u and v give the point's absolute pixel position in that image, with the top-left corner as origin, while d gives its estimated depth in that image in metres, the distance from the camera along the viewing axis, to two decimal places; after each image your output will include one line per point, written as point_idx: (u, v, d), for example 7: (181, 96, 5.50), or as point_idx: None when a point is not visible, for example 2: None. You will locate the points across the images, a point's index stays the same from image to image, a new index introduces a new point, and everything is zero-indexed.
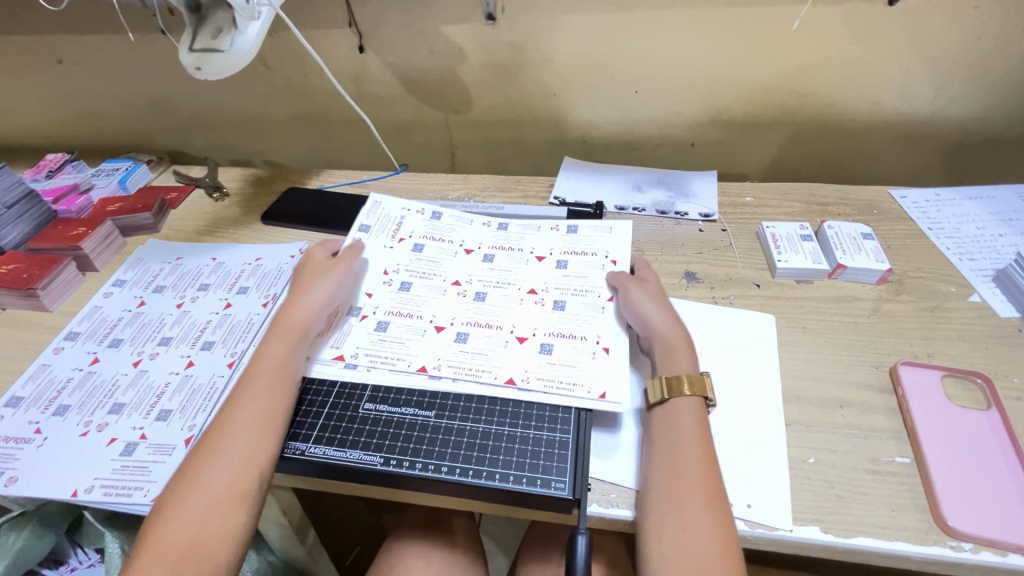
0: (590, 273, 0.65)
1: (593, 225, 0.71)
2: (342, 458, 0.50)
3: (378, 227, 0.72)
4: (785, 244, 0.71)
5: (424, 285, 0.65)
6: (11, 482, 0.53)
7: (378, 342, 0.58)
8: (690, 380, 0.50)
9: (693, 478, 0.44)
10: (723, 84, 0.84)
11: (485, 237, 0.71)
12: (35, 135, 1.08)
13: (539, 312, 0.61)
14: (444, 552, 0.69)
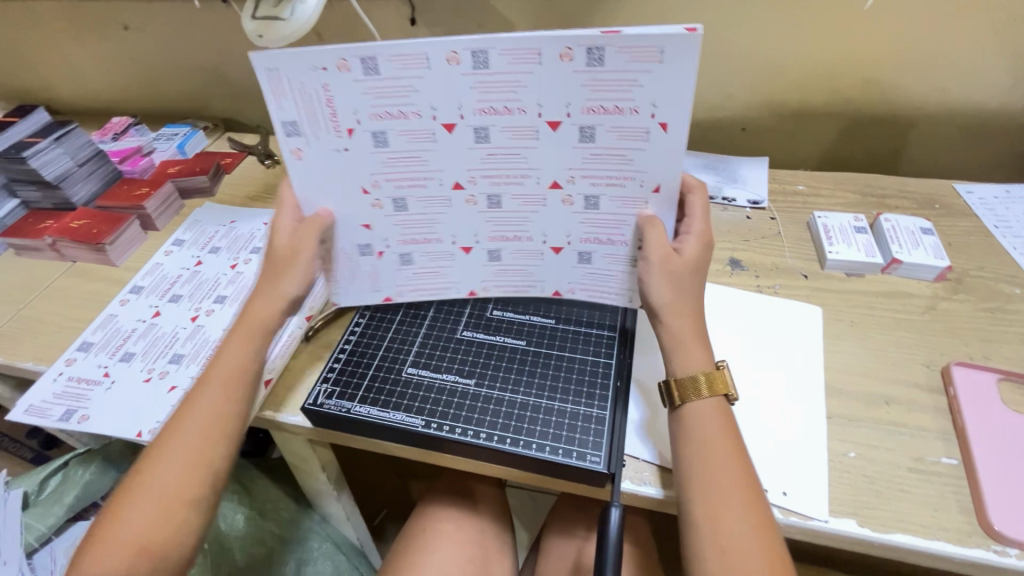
0: (629, 144, 0.46)
1: (636, 37, 0.40)
2: (385, 418, 0.52)
3: (303, 122, 0.47)
4: (837, 236, 0.69)
5: (421, 198, 0.52)
6: (84, 419, 0.58)
7: (413, 275, 0.58)
8: (707, 379, 0.46)
9: (724, 475, 0.42)
10: (779, 66, 0.81)
11: (457, 95, 0.44)
12: (99, 99, 1.14)
13: (570, 214, 0.51)
14: (473, 518, 0.71)
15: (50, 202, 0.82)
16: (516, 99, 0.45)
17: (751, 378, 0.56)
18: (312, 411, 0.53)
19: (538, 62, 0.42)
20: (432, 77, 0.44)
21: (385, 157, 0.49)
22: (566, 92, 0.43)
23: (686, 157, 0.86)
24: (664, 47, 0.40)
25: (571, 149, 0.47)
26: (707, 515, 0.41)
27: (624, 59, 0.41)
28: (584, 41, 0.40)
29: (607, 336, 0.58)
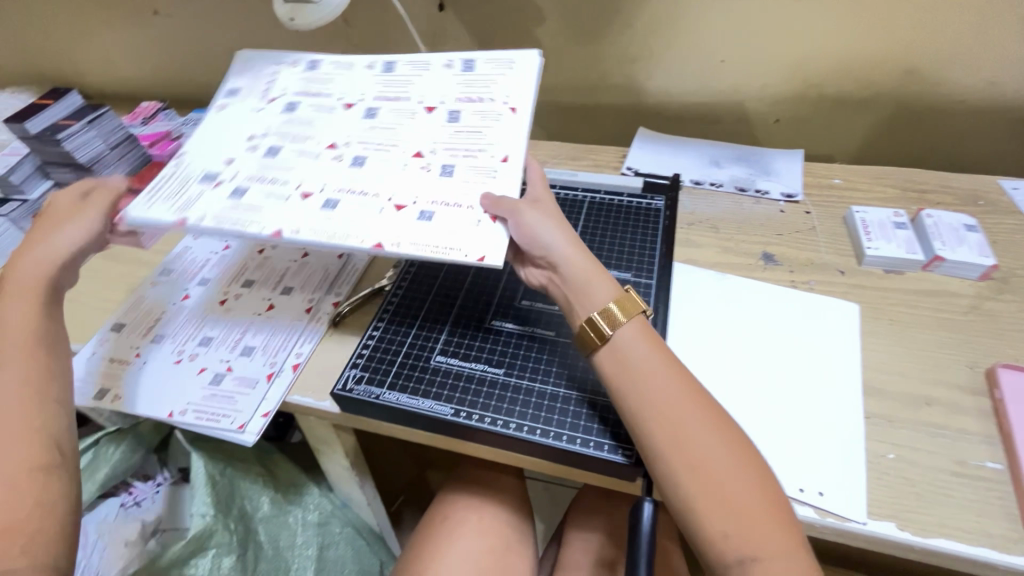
0: (487, 125, 0.55)
1: (493, 60, 0.59)
2: (415, 406, 0.52)
3: (253, 90, 0.64)
4: (876, 231, 0.67)
5: (294, 148, 0.57)
6: (117, 398, 0.59)
7: (230, 209, 0.53)
8: (620, 304, 0.48)
9: (677, 395, 0.44)
10: (816, 55, 0.78)
11: (368, 86, 0.61)
12: (129, 84, 1.15)
13: (422, 178, 0.53)
14: (495, 508, 0.71)
15: (83, 183, 0.83)
16: (406, 92, 0.60)
17: (787, 376, 0.54)
18: (342, 397, 0.53)
19: (429, 68, 0.61)
20: (352, 74, 0.62)
21: (286, 120, 0.60)
22: (442, 90, 0.59)
23: (718, 149, 0.84)
24: (518, 61, 0.58)
25: (437, 126, 0.56)
26: (682, 439, 0.43)
27: (486, 69, 0.59)
28: (462, 58, 0.60)
29: None
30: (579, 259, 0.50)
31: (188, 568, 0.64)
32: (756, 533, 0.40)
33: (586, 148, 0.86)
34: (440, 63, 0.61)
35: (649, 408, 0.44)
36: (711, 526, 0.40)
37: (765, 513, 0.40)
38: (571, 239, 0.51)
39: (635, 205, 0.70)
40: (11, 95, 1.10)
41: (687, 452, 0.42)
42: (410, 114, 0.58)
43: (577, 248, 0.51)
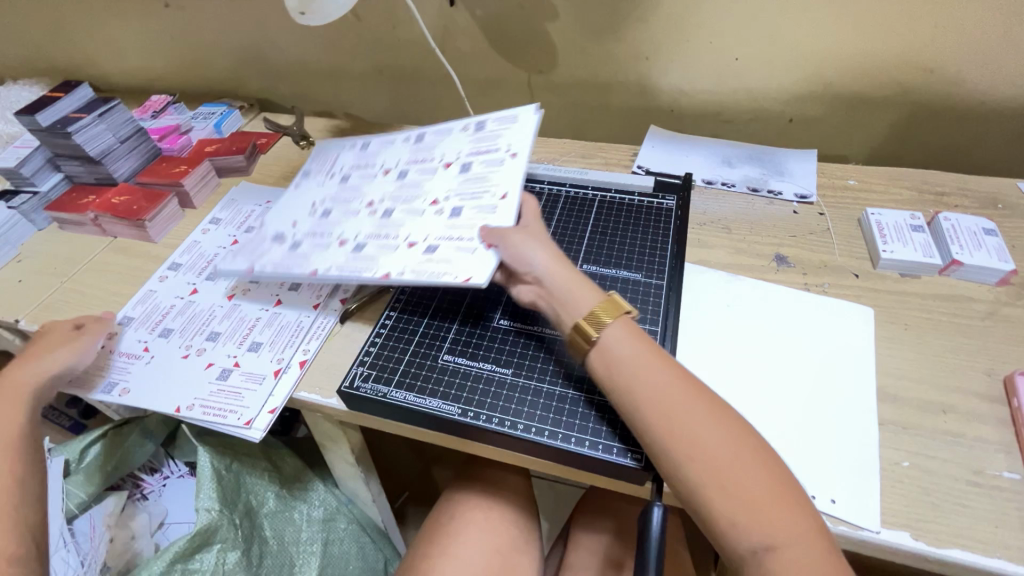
0: (492, 169, 0.60)
1: (501, 119, 0.66)
2: (421, 404, 0.51)
3: (317, 171, 0.75)
4: (892, 234, 0.66)
5: (342, 210, 0.65)
6: (124, 392, 0.59)
7: (286, 257, 0.61)
8: (604, 307, 0.48)
9: (676, 390, 0.43)
10: (833, 54, 0.77)
11: (404, 155, 0.69)
12: (140, 77, 1.15)
13: (435, 221, 0.57)
14: (500, 507, 0.70)
15: (93, 176, 0.84)
16: (433, 155, 0.67)
17: (799, 380, 0.53)
18: (349, 395, 0.53)
19: (451, 134, 0.69)
20: (393, 150, 0.71)
21: (341, 189, 0.69)
22: (458, 148, 0.65)
23: (730, 148, 0.83)
24: (519, 116, 0.64)
25: (451, 177, 0.62)
26: (685, 433, 0.41)
27: (494, 126, 0.65)
28: (476, 121, 0.67)
29: (648, 330, 0.55)
30: (566, 273, 0.51)
31: (194, 563, 0.63)
32: (772, 521, 0.38)
33: (596, 146, 0.86)
34: (460, 130, 0.68)
35: (647, 404, 0.43)
36: (725, 517, 0.39)
37: (779, 499, 0.39)
38: (555, 254, 0.52)
39: (645, 204, 0.69)
40: (23, 87, 1.10)
41: (691, 444, 0.41)
42: (433, 171, 0.64)
43: (563, 264, 0.52)
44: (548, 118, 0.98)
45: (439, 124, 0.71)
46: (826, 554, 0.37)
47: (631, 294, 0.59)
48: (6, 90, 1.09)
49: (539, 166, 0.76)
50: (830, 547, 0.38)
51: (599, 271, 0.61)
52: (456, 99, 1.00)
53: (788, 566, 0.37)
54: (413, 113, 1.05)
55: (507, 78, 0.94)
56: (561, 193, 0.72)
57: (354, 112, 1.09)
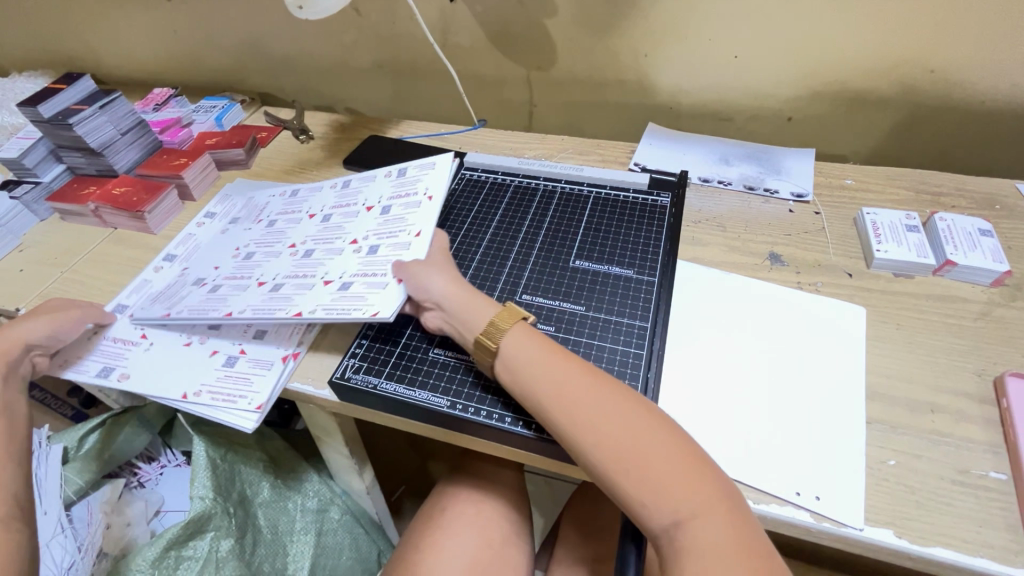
0: (409, 211, 0.63)
1: (420, 166, 0.69)
2: (410, 396, 0.52)
3: (244, 216, 0.76)
4: (887, 233, 0.66)
5: (265, 253, 0.66)
6: (123, 377, 0.60)
7: (205, 300, 0.62)
8: (500, 315, 0.50)
9: (577, 384, 0.45)
10: (832, 53, 0.77)
11: (329, 200, 0.71)
12: (143, 69, 1.16)
13: (352, 259, 0.59)
14: (494, 498, 0.71)
15: (94, 168, 0.84)
16: (355, 199, 0.69)
17: (788, 377, 0.54)
18: (339, 385, 0.53)
19: (373, 179, 0.71)
20: (319, 195, 0.73)
21: (267, 233, 0.70)
22: (379, 192, 0.68)
23: (727, 146, 0.83)
24: (436, 163, 0.67)
25: (370, 218, 0.64)
26: (589, 423, 0.43)
27: (412, 172, 0.68)
28: (397, 169, 0.70)
29: (638, 326, 0.55)
30: (469, 294, 0.53)
31: (187, 550, 0.64)
32: (679, 493, 0.39)
33: (593, 142, 0.86)
34: (383, 175, 0.71)
35: (550, 400, 0.45)
36: (632, 496, 0.40)
37: (681, 469, 0.40)
38: (457, 280, 0.55)
39: (640, 201, 0.70)
40: (28, 79, 1.11)
41: (595, 433, 0.42)
42: (354, 214, 0.66)
43: (465, 286, 0.54)
44: (547, 115, 0.99)
45: (364, 171, 0.73)
46: (734, 518, 0.38)
47: (621, 291, 0.59)
48: (11, 82, 1.10)
49: (536, 162, 0.76)
50: (739, 511, 0.39)
51: (591, 267, 0.61)
52: (455, 95, 1.00)
53: (696, 536, 0.38)
54: (413, 108, 1.06)
55: (506, 74, 0.94)
56: (556, 189, 0.72)
57: (354, 106, 1.09)
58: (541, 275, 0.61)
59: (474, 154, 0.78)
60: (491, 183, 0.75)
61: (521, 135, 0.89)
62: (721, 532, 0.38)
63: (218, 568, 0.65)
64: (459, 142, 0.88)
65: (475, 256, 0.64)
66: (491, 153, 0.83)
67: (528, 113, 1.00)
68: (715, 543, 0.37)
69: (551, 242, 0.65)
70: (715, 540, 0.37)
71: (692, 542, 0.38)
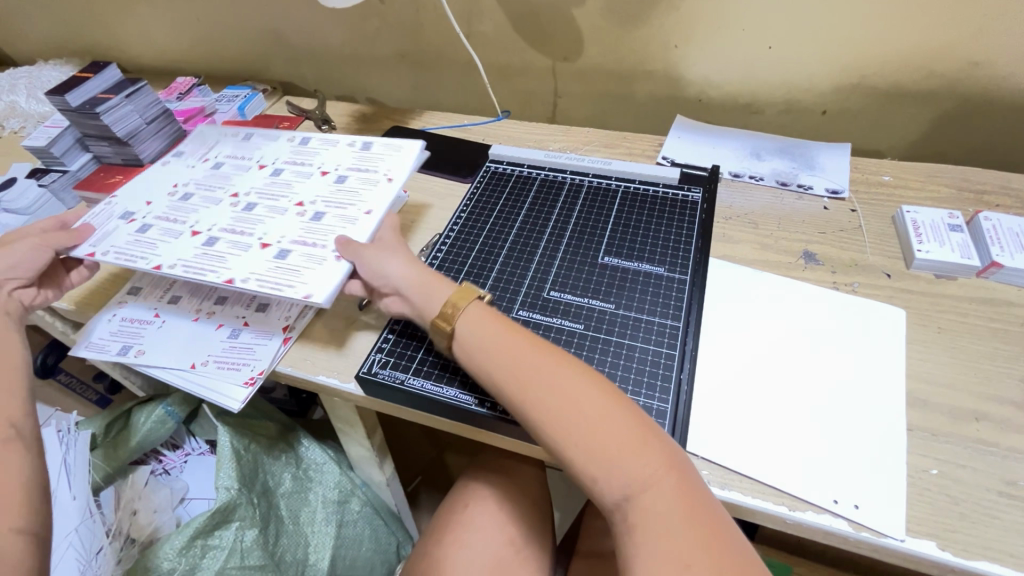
0: (365, 185, 0.62)
1: (386, 143, 0.67)
2: (438, 393, 0.51)
3: (189, 150, 0.73)
4: (928, 233, 0.63)
5: (203, 198, 0.65)
6: (139, 353, 0.60)
7: (132, 242, 0.60)
8: (460, 296, 0.50)
9: (530, 360, 0.44)
10: (873, 44, 0.74)
11: (284, 152, 0.69)
12: (165, 58, 1.16)
13: (295, 223, 0.59)
14: (515, 494, 0.71)
15: (120, 157, 0.85)
16: (311, 160, 0.67)
17: (825, 381, 0.52)
18: (367, 380, 0.53)
19: (334, 142, 0.69)
20: (273, 147, 0.71)
21: (209, 175, 0.69)
22: (338, 158, 0.66)
23: (759, 140, 0.80)
24: (403, 146, 0.66)
25: (323, 186, 0.63)
26: (542, 402, 0.42)
27: (374, 144, 0.67)
28: (361, 139, 0.68)
29: (670, 326, 0.54)
30: (415, 270, 0.53)
31: (213, 539, 0.65)
32: (632, 469, 0.39)
33: (620, 135, 0.84)
34: (346, 140, 0.69)
35: (506, 378, 0.45)
36: (586, 472, 0.40)
37: (631, 444, 0.40)
38: (407, 258, 0.54)
39: (670, 196, 0.68)
40: (53, 67, 1.12)
41: (547, 411, 0.42)
42: (307, 176, 0.65)
43: (415, 264, 0.54)
44: (571, 106, 0.97)
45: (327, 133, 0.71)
46: (687, 492, 0.38)
47: (651, 289, 0.57)
48: (37, 70, 1.11)
49: (563, 155, 0.74)
50: (692, 486, 0.39)
51: (619, 264, 0.60)
52: (478, 85, 0.98)
53: (648, 508, 0.38)
54: (435, 99, 1.05)
55: (530, 64, 0.92)
56: (584, 183, 0.71)
57: (375, 96, 1.09)
58: (569, 271, 0.60)
59: (499, 147, 0.77)
60: (517, 176, 0.73)
61: (546, 127, 0.87)
62: (673, 507, 0.37)
63: (243, 557, 0.66)
64: (482, 134, 0.87)
65: (501, 251, 0.63)
66: (516, 145, 0.81)
67: (552, 105, 0.98)
68: (665, 517, 0.37)
69: (578, 237, 0.64)
70: (665, 516, 0.37)
71: (643, 517, 0.38)
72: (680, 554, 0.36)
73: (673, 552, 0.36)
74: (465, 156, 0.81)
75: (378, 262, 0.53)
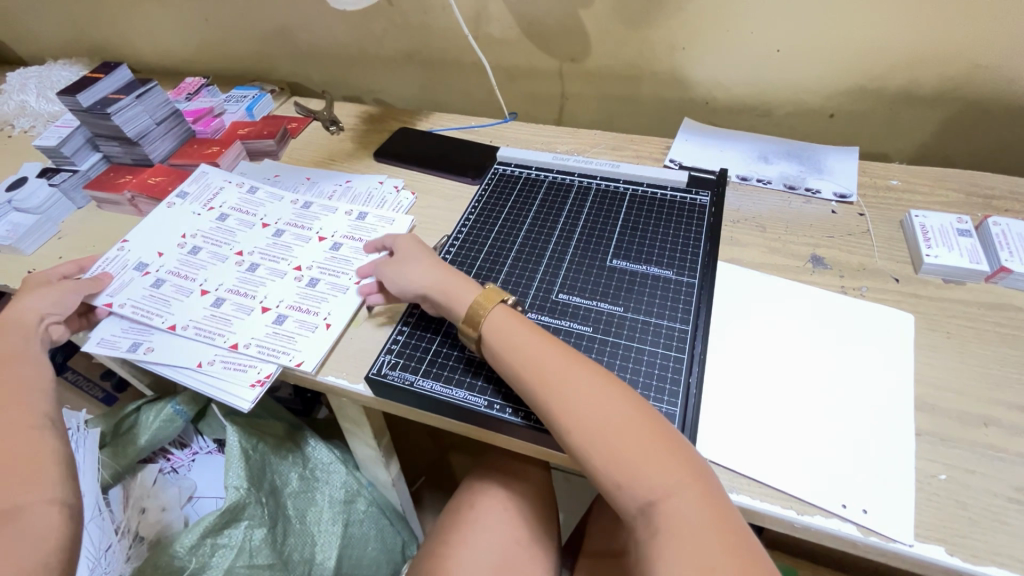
0: (359, 255, 0.68)
1: (381, 215, 0.73)
2: (448, 395, 0.51)
3: (194, 193, 0.77)
4: (936, 237, 0.63)
5: (210, 252, 0.70)
6: (148, 351, 0.60)
7: (146, 297, 0.65)
8: (484, 299, 0.50)
9: (557, 364, 0.45)
10: (881, 48, 0.74)
11: (286, 213, 0.75)
12: (174, 58, 1.16)
13: (293, 288, 0.65)
14: (520, 497, 0.71)
15: (130, 157, 0.85)
16: (312, 223, 0.73)
17: (833, 385, 0.52)
18: (376, 381, 0.53)
19: (332, 209, 0.75)
20: (276, 205, 0.76)
21: (215, 227, 0.73)
22: (335, 225, 0.72)
23: (767, 143, 0.80)
24: (396, 220, 0.72)
25: (322, 252, 0.69)
26: (567, 408, 0.43)
27: (369, 216, 0.73)
28: (358, 209, 0.74)
29: (678, 330, 0.54)
30: (430, 273, 0.54)
31: (222, 538, 0.65)
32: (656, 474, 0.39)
33: (627, 137, 0.84)
34: (345, 208, 0.75)
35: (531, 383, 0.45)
36: (610, 478, 0.40)
37: (656, 451, 0.40)
38: (424, 262, 0.56)
39: (678, 199, 0.68)
40: (63, 67, 1.12)
41: (572, 417, 0.42)
42: (306, 241, 0.70)
43: (433, 266, 0.55)
44: (578, 109, 0.97)
45: (328, 198, 0.77)
46: (710, 499, 0.38)
47: (660, 293, 0.57)
48: (47, 69, 1.11)
49: (571, 157, 0.74)
50: (716, 497, 0.39)
51: (628, 267, 0.60)
52: (485, 87, 0.99)
53: (671, 515, 0.38)
54: (442, 100, 1.05)
55: (538, 66, 0.93)
56: (592, 185, 0.71)
57: (383, 97, 1.09)
58: (578, 274, 0.60)
59: (508, 148, 0.77)
60: (526, 178, 0.74)
61: (553, 128, 0.88)
62: (698, 513, 0.37)
63: (251, 556, 0.66)
64: (490, 135, 0.87)
65: (510, 253, 0.64)
66: (523, 147, 0.82)
67: (559, 107, 0.98)
68: (690, 523, 0.37)
69: (587, 240, 0.64)
70: (689, 521, 0.37)
71: (667, 522, 0.38)
72: (704, 559, 0.36)
73: (699, 557, 0.36)
74: (473, 158, 0.81)
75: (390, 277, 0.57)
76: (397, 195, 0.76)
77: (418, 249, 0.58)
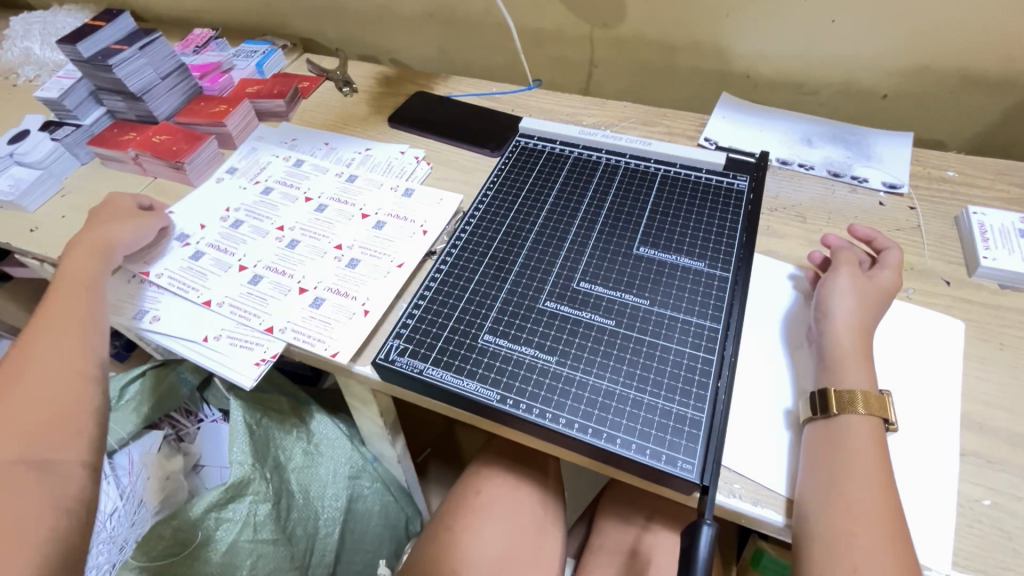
0: (403, 236, 0.64)
1: (427, 192, 0.68)
2: (458, 386, 0.48)
3: (243, 168, 0.75)
4: (995, 237, 0.58)
5: (252, 226, 0.67)
6: (154, 320, 0.59)
7: (184, 269, 0.63)
8: (866, 398, 0.44)
9: (875, 483, 0.41)
10: (949, 21, 0.66)
11: (331, 187, 0.71)
12: (182, 7, 1.10)
13: (331, 267, 0.62)
14: (528, 485, 0.69)
15: (134, 113, 0.81)
16: (355, 200, 0.69)
17: (886, 376, 0.50)
18: (383, 366, 0.50)
19: (379, 184, 0.70)
20: (323, 179, 0.72)
21: (259, 200, 0.70)
22: (379, 203, 0.68)
23: (811, 124, 0.74)
24: (442, 199, 0.67)
25: (363, 231, 0.65)
26: (815, 498, 0.42)
27: (415, 195, 0.68)
28: (405, 185, 0.70)
29: (709, 328, 0.50)
30: (844, 313, 0.49)
31: (227, 512, 0.65)
32: None
33: (659, 112, 0.78)
34: (390, 183, 0.70)
35: (815, 473, 0.43)
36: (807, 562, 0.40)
37: None
38: (859, 314, 0.49)
39: (715, 183, 0.63)
40: (67, 12, 1.07)
41: (830, 511, 0.41)
42: (348, 217, 0.67)
43: (860, 336, 0.48)
44: (607, 78, 0.91)
45: (374, 173, 0.72)
46: None
47: (690, 286, 0.53)
48: (51, 15, 1.06)
49: (600, 132, 0.69)
50: None
51: (656, 256, 0.56)
52: (509, 50, 0.92)
53: None
54: (463, 63, 0.99)
55: (566, 29, 0.86)
56: (621, 164, 0.66)
57: (400, 57, 1.03)
58: (600, 261, 0.56)
59: (530, 120, 0.72)
60: (549, 153, 0.69)
61: (580, 99, 0.82)
62: None
63: (256, 530, 0.66)
64: (511, 104, 0.82)
65: (528, 234, 0.59)
66: (547, 119, 0.76)
67: (587, 75, 0.92)
68: None
69: (612, 224, 0.59)
70: None
71: None
72: None
73: None
74: (493, 128, 0.76)
75: (829, 276, 0.53)
76: (414, 166, 0.72)
77: (880, 311, 0.50)
